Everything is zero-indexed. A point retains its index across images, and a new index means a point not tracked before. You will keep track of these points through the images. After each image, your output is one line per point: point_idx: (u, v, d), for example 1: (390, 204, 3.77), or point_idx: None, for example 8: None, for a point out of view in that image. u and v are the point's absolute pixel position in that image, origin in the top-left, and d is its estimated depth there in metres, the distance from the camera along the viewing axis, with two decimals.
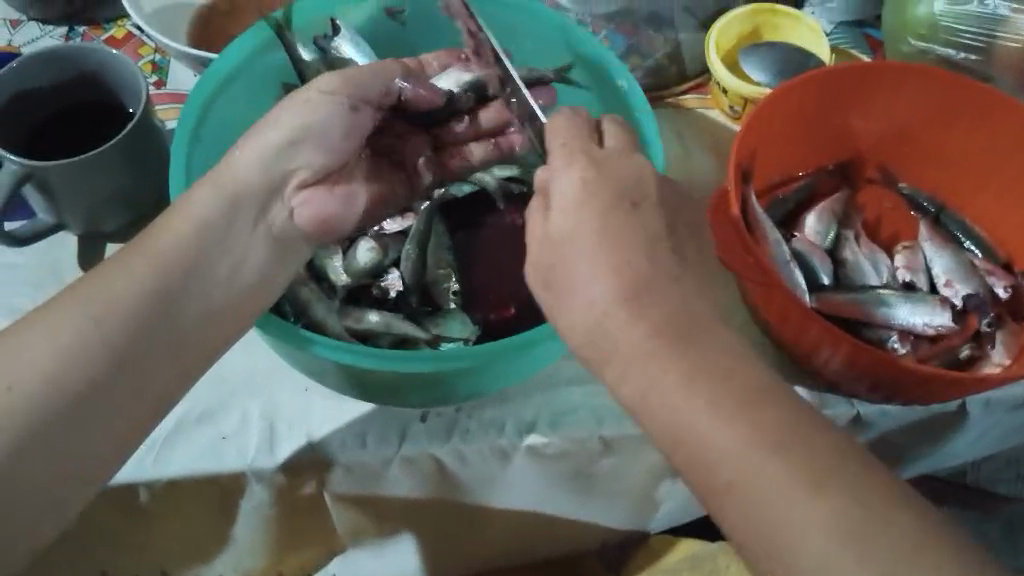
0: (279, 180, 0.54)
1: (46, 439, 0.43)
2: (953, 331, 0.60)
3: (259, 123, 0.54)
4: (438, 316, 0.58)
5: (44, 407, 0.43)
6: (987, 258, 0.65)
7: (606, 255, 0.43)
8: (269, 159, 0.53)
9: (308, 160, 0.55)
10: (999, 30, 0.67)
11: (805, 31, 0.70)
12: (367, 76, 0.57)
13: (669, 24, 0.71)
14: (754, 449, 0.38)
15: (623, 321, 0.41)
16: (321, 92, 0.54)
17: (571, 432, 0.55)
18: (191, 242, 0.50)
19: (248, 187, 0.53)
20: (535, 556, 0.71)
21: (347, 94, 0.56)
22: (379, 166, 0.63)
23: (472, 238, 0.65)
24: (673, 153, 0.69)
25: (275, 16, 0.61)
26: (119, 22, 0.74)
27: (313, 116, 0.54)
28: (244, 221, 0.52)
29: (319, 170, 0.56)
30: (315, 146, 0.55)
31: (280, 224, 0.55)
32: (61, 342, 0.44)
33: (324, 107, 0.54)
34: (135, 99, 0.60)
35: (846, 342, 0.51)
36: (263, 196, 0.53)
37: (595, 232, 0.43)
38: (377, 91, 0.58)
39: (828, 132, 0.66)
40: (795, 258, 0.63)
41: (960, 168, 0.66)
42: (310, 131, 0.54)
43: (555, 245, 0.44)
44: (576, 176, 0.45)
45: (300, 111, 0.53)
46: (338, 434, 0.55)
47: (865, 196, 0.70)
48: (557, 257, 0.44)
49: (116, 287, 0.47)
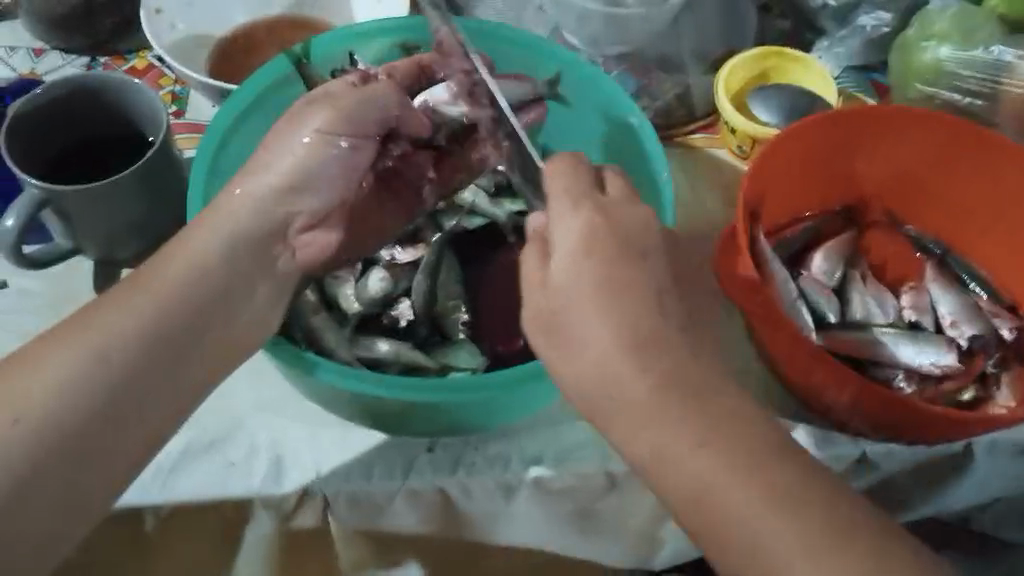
0: (281, 224, 0.55)
1: (38, 481, 0.43)
2: (959, 371, 0.60)
3: (255, 166, 0.55)
4: (446, 346, 0.59)
5: (36, 451, 0.43)
6: (993, 300, 0.65)
7: (607, 311, 0.43)
8: (269, 203, 0.54)
9: (307, 206, 0.56)
10: (1004, 77, 0.68)
11: (812, 76, 0.72)
12: (362, 109, 0.57)
13: (679, 68, 0.74)
14: None
15: (636, 373, 0.42)
16: (315, 133, 0.55)
17: (578, 468, 0.55)
18: (191, 288, 0.50)
19: (252, 231, 0.53)
20: None
21: (342, 134, 0.56)
22: (381, 194, 0.63)
23: (478, 273, 0.64)
24: (682, 193, 0.69)
25: (297, 51, 0.63)
26: (141, 53, 0.75)
27: (311, 162, 0.55)
28: (246, 265, 0.53)
29: (322, 212, 0.57)
30: (311, 193, 0.56)
31: (283, 266, 0.55)
32: (60, 385, 0.45)
33: (317, 151, 0.55)
34: (155, 129, 0.61)
35: (853, 382, 0.52)
36: (267, 239, 0.54)
37: (596, 285, 0.43)
38: (374, 126, 0.59)
39: (834, 174, 0.67)
40: (801, 296, 0.63)
41: (966, 211, 0.67)
42: (307, 178, 0.55)
43: (554, 293, 0.44)
44: (582, 221, 0.45)
45: (296, 154, 0.55)
46: (344, 468, 0.55)
47: (870, 238, 0.70)
48: (560, 306, 0.44)
49: (117, 331, 0.47)
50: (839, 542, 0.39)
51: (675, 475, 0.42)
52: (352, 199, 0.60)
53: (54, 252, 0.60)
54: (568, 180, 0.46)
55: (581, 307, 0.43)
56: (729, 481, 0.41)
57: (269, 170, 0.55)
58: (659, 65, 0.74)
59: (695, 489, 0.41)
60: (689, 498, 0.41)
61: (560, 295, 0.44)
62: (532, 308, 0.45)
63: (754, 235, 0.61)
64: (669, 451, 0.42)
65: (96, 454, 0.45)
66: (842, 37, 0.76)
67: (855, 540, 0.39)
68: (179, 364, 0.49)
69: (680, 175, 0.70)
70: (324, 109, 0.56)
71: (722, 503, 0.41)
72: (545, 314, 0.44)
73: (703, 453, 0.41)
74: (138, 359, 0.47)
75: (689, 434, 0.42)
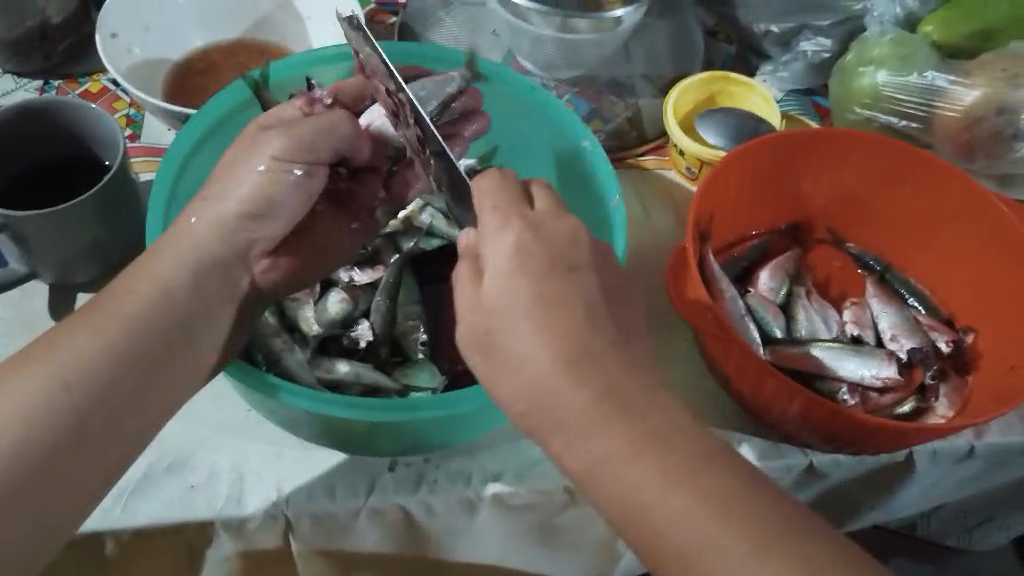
0: (245, 249, 0.55)
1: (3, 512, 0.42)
2: (899, 383, 0.64)
3: (211, 194, 0.55)
4: (407, 366, 0.60)
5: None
6: (933, 314, 0.68)
7: (555, 310, 0.42)
8: (225, 230, 0.54)
9: (269, 233, 0.57)
10: (938, 100, 0.72)
11: (756, 98, 0.74)
12: (319, 138, 0.58)
13: (630, 91, 0.78)
14: (713, 503, 0.39)
15: (601, 361, 0.42)
16: (271, 160, 0.55)
17: (536, 484, 0.56)
18: (149, 311, 0.50)
19: (212, 258, 0.54)
20: None
21: (297, 160, 0.57)
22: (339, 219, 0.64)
23: (438, 294, 0.66)
24: (633, 213, 0.71)
25: (254, 77, 0.64)
26: (94, 77, 0.76)
27: (270, 189, 0.56)
28: (210, 291, 0.53)
29: (278, 240, 0.58)
30: (271, 219, 0.56)
31: (244, 289, 0.56)
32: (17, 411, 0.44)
33: (275, 178, 0.56)
34: (113, 154, 0.61)
35: (799, 396, 0.53)
36: (226, 264, 0.54)
37: (547, 289, 0.42)
38: (329, 153, 0.59)
39: (781, 197, 0.70)
40: (749, 313, 0.65)
41: (905, 229, 0.70)
42: (264, 206, 0.56)
43: (488, 309, 0.43)
44: (509, 239, 0.44)
45: (251, 181, 0.55)
46: (306, 487, 0.55)
47: (815, 256, 0.73)
48: (496, 318, 0.42)
49: (74, 356, 0.47)
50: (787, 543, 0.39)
51: (610, 493, 0.41)
52: (307, 220, 0.61)
53: (7, 276, 0.58)
54: (505, 196, 0.46)
55: (555, 288, 0.43)
56: (666, 492, 0.40)
57: (232, 198, 0.55)
58: (610, 87, 0.78)
59: (656, 475, 0.40)
60: (631, 505, 0.40)
61: (496, 302, 0.43)
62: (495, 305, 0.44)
63: (703, 253, 0.63)
64: (612, 461, 0.41)
65: (56, 482, 0.44)
66: (785, 62, 0.80)
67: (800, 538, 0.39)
68: (143, 390, 0.48)
69: (631, 193, 0.72)
70: (277, 136, 0.56)
71: (675, 493, 0.40)
72: (481, 330, 0.43)
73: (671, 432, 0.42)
74: (104, 385, 0.47)
75: (641, 426, 0.41)
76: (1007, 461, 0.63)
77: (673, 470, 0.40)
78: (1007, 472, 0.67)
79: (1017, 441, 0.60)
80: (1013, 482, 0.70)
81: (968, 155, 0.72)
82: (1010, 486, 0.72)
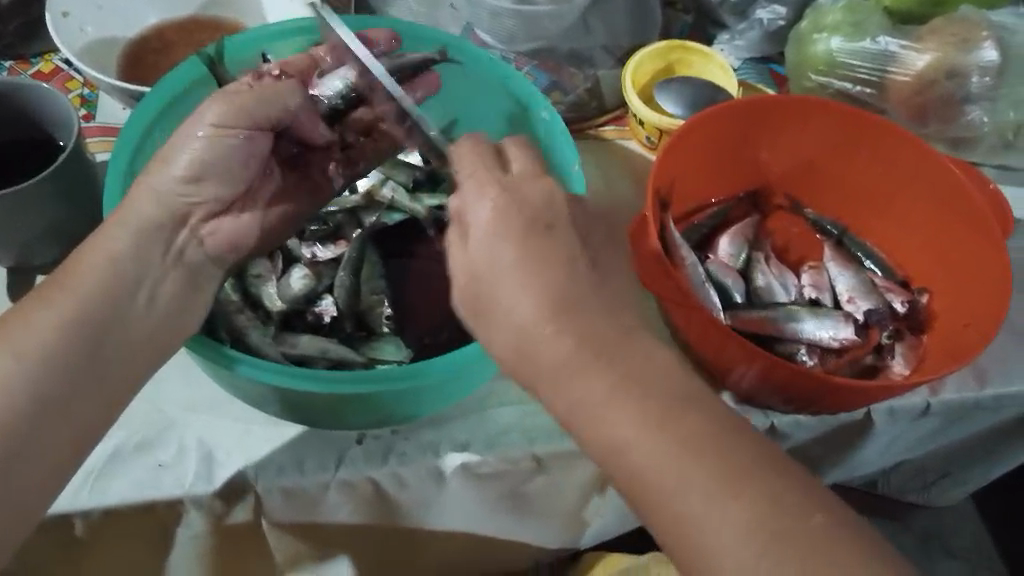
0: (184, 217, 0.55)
1: None
2: (855, 343, 0.64)
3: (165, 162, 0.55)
4: (372, 340, 0.61)
5: None
6: (887, 277, 0.70)
7: (523, 273, 0.42)
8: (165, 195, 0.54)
9: (206, 194, 0.57)
10: (891, 66, 0.73)
11: (714, 68, 0.75)
12: (259, 106, 0.58)
13: (589, 61, 0.79)
14: (675, 452, 0.39)
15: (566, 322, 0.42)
16: (210, 126, 0.56)
17: (505, 451, 0.57)
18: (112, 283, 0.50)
19: (154, 223, 0.53)
20: (483, 561, 0.73)
21: (241, 126, 0.57)
22: (289, 183, 0.66)
23: (402, 267, 0.66)
24: (595, 182, 0.71)
25: (209, 52, 0.63)
26: (46, 56, 0.75)
27: (212, 155, 0.56)
28: (156, 253, 0.53)
29: (226, 201, 0.59)
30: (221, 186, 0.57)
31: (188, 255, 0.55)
32: None
33: (214, 144, 0.56)
34: (69, 133, 0.60)
35: (761, 358, 0.54)
36: (168, 231, 0.54)
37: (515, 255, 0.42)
38: (271, 119, 0.59)
39: (740, 165, 0.71)
40: (709, 279, 0.66)
41: (862, 194, 0.71)
42: (207, 166, 0.56)
43: None
44: (476, 214, 0.44)
45: (194, 149, 0.55)
46: (275, 461, 0.56)
47: (774, 222, 0.74)
48: None
49: (36, 333, 0.46)
50: (742, 485, 0.38)
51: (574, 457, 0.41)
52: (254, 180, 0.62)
53: None
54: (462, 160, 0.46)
55: None
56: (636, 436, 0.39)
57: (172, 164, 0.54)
58: (569, 58, 0.78)
59: (611, 438, 0.40)
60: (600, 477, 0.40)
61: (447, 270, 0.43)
62: (474, 257, 0.44)
63: (664, 221, 0.64)
64: (576, 423, 0.41)
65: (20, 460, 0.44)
66: (741, 31, 0.80)
67: (761, 486, 0.38)
68: (97, 363, 0.48)
69: (592, 165, 0.72)
70: (214, 102, 0.56)
71: (632, 457, 0.39)
72: None
73: (640, 392, 0.40)
74: (61, 362, 0.46)
75: (604, 383, 0.40)
76: (963, 416, 0.65)
77: (630, 435, 0.39)
78: (963, 428, 0.69)
79: (970, 397, 0.62)
80: (970, 437, 0.73)
81: (921, 119, 0.74)
82: (970, 441, 0.74)
